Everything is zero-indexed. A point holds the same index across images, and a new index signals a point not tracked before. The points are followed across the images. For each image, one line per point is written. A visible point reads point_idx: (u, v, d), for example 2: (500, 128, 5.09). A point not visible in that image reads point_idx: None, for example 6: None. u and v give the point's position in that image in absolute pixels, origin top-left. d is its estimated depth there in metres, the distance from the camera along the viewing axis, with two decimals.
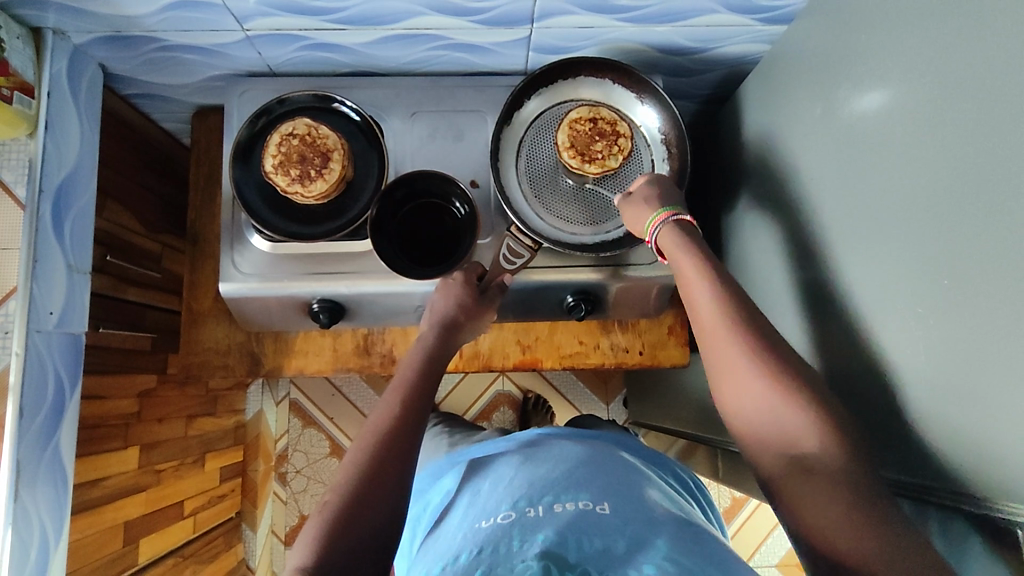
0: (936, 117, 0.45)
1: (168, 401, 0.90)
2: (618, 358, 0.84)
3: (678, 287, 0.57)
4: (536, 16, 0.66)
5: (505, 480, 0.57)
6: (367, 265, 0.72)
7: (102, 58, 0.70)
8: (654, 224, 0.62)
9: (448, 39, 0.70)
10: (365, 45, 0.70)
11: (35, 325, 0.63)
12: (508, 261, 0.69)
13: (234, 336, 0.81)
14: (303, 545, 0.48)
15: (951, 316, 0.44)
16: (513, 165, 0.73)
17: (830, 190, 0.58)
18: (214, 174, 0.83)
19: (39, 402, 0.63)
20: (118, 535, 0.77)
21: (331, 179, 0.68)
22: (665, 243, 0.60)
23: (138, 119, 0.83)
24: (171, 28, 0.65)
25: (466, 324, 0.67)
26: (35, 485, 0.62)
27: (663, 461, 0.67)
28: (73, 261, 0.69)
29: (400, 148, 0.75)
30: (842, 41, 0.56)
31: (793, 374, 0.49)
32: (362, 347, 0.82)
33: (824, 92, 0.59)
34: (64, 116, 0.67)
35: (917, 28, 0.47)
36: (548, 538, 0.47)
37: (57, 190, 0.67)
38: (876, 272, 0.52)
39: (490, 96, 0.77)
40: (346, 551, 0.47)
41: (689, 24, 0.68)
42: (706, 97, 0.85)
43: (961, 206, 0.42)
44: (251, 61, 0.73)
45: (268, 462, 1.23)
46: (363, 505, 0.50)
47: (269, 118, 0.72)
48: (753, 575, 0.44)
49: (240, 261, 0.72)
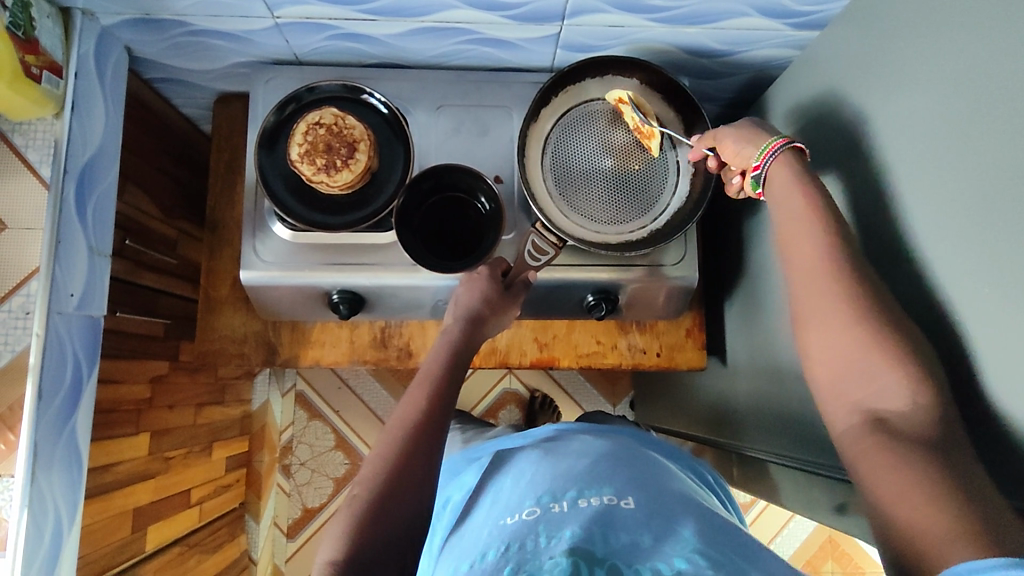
0: (970, 125, 0.45)
1: (179, 388, 0.89)
2: (635, 359, 0.84)
3: (783, 226, 0.54)
4: (568, 14, 0.66)
5: (527, 475, 0.56)
6: (389, 258, 0.71)
7: (129, 41, 0.70)
8: (771, 147, 0.58)
9: (477, 34, 0.70)
10: (394, 37, 0.70)
11: (56, 307, 0.63)
12: (531, 258, 0.68)
13: (251, 325, 0.80)
14: (333, 541, 0.48)
15: (988, 324, 0.43)
16: (539, 161, 0.73)
17: (853, 196, 0.58)
18: (235, 161, 0.82)
19: (58, 384, 0.63)
20: (127, 521, 0.76)
21: (357, 170, 0.68)
22: (777, 177, 0.56)
23: (159, 104, 0.83)
24: (201, 12, 0.64)
25: (490, 318, 0.67)
26: (51, 468, 0.62)
27: (685, 462, 0.67)
28: (94, 244, 0.69)
29: (424, 141, 0.75)
30: (872, 47, 0.56)
31: (825, 378, 0.49)
32: (379, 339, 0.82)
33: (850, 97, 0.59)
34: (90, 97, 0.67)
35: (948, 36, 0.47)
36: (575, 533, 0.47)
37: (81, 171, 0.66)
38: (907, 278, 0.51)
39: (516, 92, 0.77)
40: (375, 546, 0.47)
41: (720, 27, 0.68)
42: (730, 101, 0.85)
43: (997, 213, 0.43)
44: (277, 49, 0.73)
45: (272, 453, 1.22)
46: (393, 499, 0.50)
47: (297, 106, 0.71)
48: (776, 562, 0.44)
49: (262, 249, 0.71)
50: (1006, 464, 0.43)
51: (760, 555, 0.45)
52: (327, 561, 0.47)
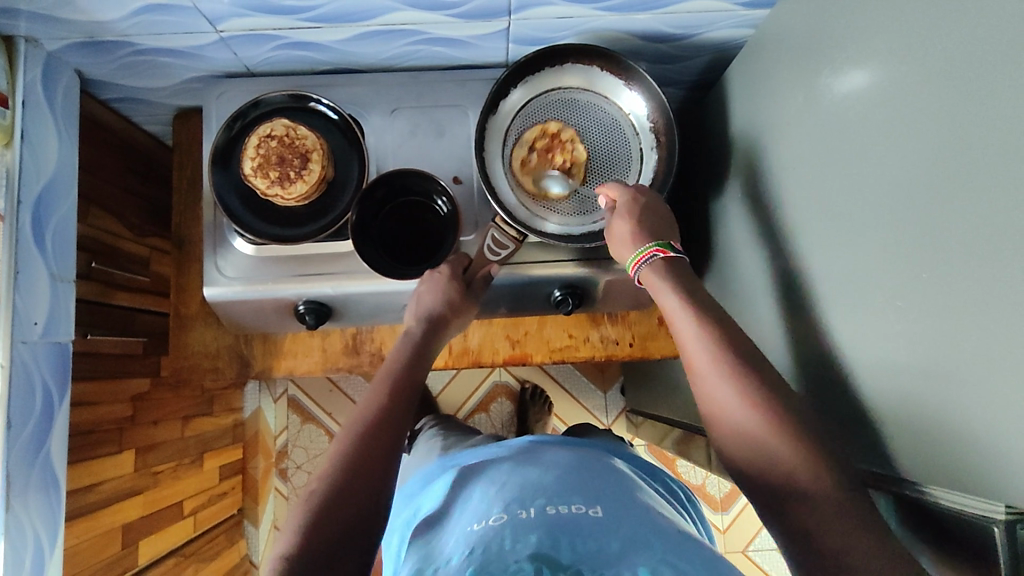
0: (914, 107, 0.45)
1: (163, 403, 0.90)
2: (608, 350, 0.84)
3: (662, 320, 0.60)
4: (513, 8, 0.64)
5: (497, 484, 0.57)
6: (351, 266, 0.71)
7: (78, 64, 0.69)
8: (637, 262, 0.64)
9: (426, 34, 0.68)
10: (341, 42, 0.69)
11: (20, 336, 0.63)
12: (491, 253, 0.70)
13: (224, 339, 0.82)
14: (286, 535, 0.49)
15: (934, 309, 0.43)
16: (499, 155, 0.73)
17: (813, 180, 0.58)
18: (198, 177, 0.83)
19: (28, 412, 0.63)
20: (116, 538, 0.77)
21: (311, 180, 0.68)
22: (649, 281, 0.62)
23: (119, 123, 0.83)
24: (143, 32, 0.64)
25: (453, 320, 0.68)
26: (27, 494, 0.62)
27: (653, 468, 0.67)
28: (56, 270, 0.70)
29: (380, 146, 0.75)
30: (825, 26, 0.55)
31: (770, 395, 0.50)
32: (350, 346, 0.83)
33: (807, 78, 0.58)
34: (40, 125, 0.67)
35: (897, 13, 0.46)
36: (540, 539, 0.47)
37: (36, 202, 0.67)
38: (861, 264, 0.51)
39: (471, 90, 0.76)
40: (324, 543, 0.48)
41: (670, 11, 0.66)
42: (693, 83, 0.84)
43: (943, 196, 0.42)
44: (227, 62, 0.72)
45: (268, 459, 1.25)
46: (344, 498, 0.51)
47: (245, 121, 0.72)
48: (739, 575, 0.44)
49: (224, 265, 0.71)
50: (960, 455, 0.42)
51: (723, 567, 0.45)
52: (279, 557, 0.48)
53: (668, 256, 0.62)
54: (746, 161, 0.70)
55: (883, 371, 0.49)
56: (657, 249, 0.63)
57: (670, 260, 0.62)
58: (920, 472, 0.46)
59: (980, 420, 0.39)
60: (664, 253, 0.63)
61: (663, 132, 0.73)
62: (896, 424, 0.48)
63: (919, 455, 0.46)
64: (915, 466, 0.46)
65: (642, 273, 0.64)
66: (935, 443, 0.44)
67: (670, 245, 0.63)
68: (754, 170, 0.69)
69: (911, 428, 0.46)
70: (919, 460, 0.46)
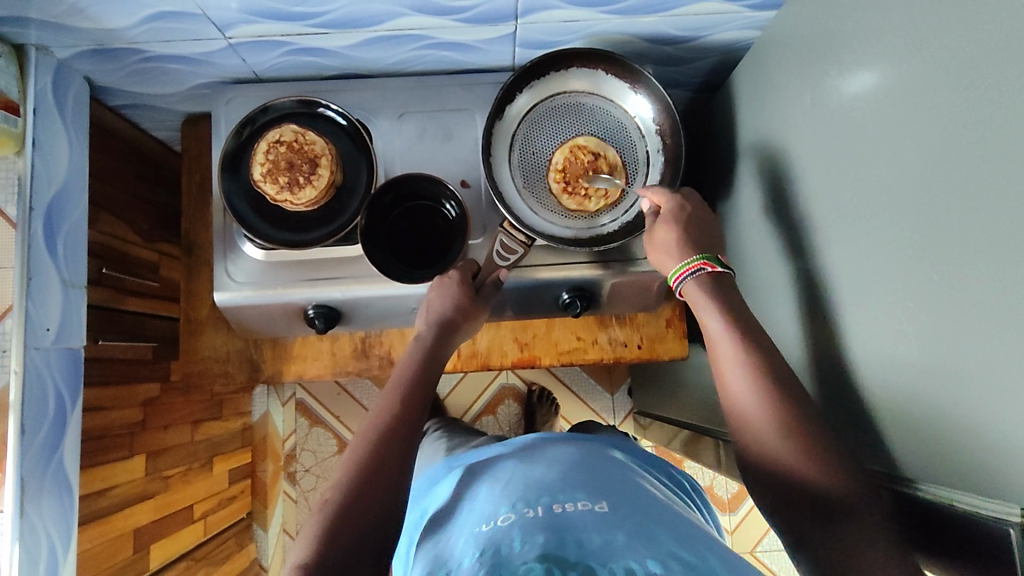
0: (922, 109, 0.45)
1: (173, 408, 0.91)
2: (617, 352, 0.85)
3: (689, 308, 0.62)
4: (520, 13, 0.64)
5: (504, 482, 0.57)
6: (361, 270, 0.72)
7: (89, 71, 0.70)
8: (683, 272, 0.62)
9: (433, 38, 0.68)
10: (349, 48, 0.69)
11: (32, 342, 0.64)
12: (501, 257, 0.70)
13: (234, 343, 0.82)
14: (302, 543, 0.50)
15: (944, 310, 0.43)
16: (506, 159, 0.74)
17: (821, 181, 0.58)
18: (206, 182, 0.83)
19: (41, 417, 0.64)
20: (128, 542, 0.78)
21: (320, 186, 0.68)
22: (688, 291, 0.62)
23: (128, 129, 0.83)
24: (153, 39, 0.64)
25: (463, 323, 0.69)
26: (41, 499, 0.63)
27: (662, 466, 0.68)
28: (68, 276, 0.70)
29: (389, 150, 0.75)
30: (832, 27, 0.55)
31: None
32: (359, 349, 0.84)
33: (814, 79, 0.58)
34: (51, 132, 0.67)
35: (904, 15, 0.46)
36: (548, 538, 0.47)
37: (47, 208, 0.67)
38: (871, 265, 0.51)
39: (478, 94, 0.76)
40: (340, 548, 0.49)
41: (677, 13, 0.66)
42: (699, 85, 0.84)
43: (952, 199, 0.42)
44: (235, 68, 0.72)
45: (276, 462, 1.25)
46: (358, 503, 0.51)
47: (254, 127, 0.72)
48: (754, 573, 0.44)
49: (234, 270, 0.72)
50: (974, 456, 0.41)
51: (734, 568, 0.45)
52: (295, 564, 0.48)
53: (713, 270, 0.61)
54: (754, 162, 0.70)
55: (894, 372, 0.49)
56: (701, 262, 0.62)
57: (716, 274, 0.61)
58: (932, 473, 0.46)
59: (992, 421, 0.39)
60: (709, 267, 0.61)
61: (668, 136, 0.73)
62: (907, 425, 0.48)
63: (930, 454, 0.46)
64: (927, 466, 0.46)
65: (686, 286, 0.62)
66: (946, 443, 0.44)
67: (715, 259, 0.62)
68: (762, 171, 0.69)
69: (922, 428, 0.46)
70: (931, 460, 0.46)
